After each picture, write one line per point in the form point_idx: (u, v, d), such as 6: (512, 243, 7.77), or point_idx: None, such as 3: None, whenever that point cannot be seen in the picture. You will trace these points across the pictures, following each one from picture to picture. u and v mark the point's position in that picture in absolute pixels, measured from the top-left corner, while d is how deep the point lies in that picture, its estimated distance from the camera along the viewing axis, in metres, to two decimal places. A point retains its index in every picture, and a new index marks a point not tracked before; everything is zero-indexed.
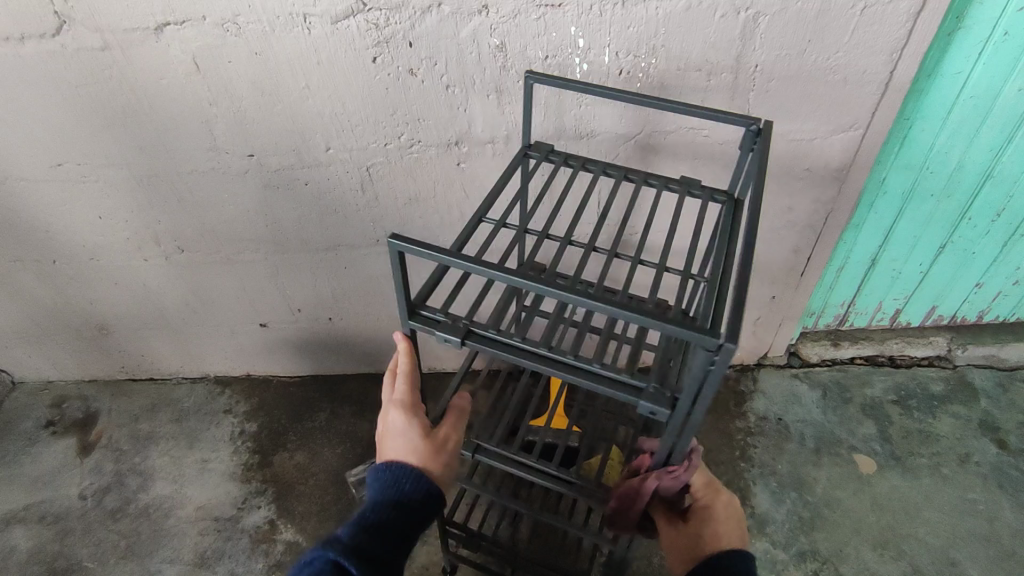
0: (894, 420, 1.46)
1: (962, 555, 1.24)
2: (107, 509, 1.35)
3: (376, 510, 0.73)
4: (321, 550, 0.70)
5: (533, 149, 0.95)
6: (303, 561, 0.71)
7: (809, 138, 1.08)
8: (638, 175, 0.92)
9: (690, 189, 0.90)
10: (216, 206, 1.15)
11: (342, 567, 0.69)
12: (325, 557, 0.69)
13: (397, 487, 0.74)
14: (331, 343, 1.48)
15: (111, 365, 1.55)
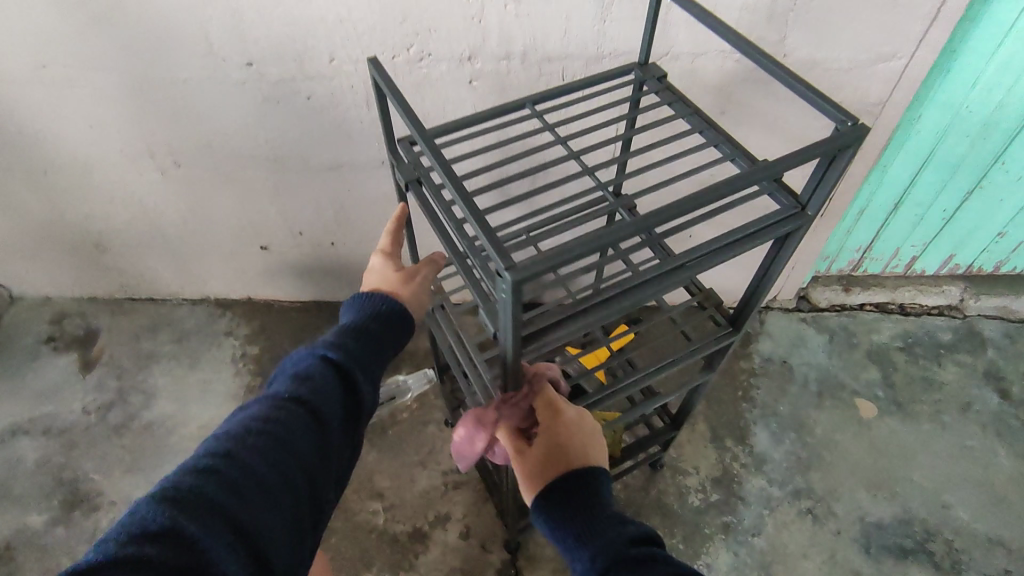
0: (899, 367, 1.45)
1: (954, 498, 1.25)
2: (111, 424, 1.36)
3: (356, 320, 0.78)
4: (309, 350, 0.72)
5: (643, 74, 0.91)
6: (289, 361, 0.72)
7: (847, 67, 1.01)
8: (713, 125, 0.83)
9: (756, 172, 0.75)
10: (213, 118, 1.09)
11: (330, 356, 0.71)
12: (315, 349, 0.71)
13: (374, 306, 0.80)
14: (333, 269, 1.45)
15: (111, 283, 1.53)
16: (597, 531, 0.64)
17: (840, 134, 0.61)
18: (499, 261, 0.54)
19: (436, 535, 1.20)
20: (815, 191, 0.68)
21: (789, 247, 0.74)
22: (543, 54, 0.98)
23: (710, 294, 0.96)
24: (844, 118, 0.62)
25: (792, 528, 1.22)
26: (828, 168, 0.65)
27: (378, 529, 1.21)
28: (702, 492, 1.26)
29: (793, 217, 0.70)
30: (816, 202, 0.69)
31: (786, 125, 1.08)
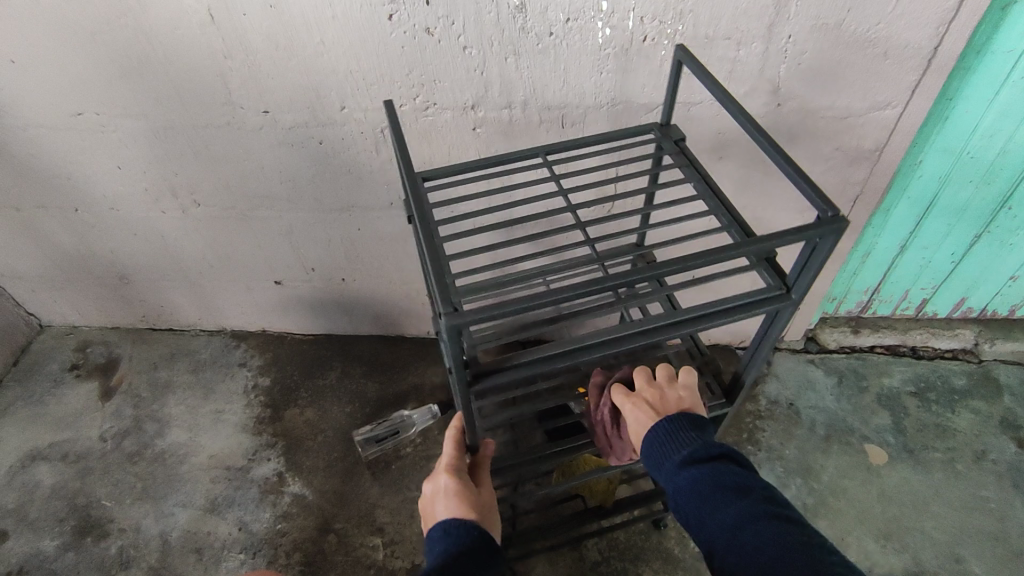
0: (911, 412, 1.42)
1: (968, 552, 1.21)
2: (125, 452, 1.41)
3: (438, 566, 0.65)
4: None
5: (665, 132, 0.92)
6: None
7: (842, 116, 1.03)
8: (714, 190, 0.83)
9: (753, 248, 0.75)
10: (232, 161, 1.15)
11: None
12: None
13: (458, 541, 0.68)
14: (343, 304, 1.49)
15: (133, 314, 1.59)
16: (718, 518, 0.62)
17: (821, 225, 0.62)
18: (441, 306, 0.56)
19: None
20: (801, 275, 0.68)
21: (777, 326, 0.75)
22: (543, 103, 1.02)
23: (710, 361, 0.96)
24: (825, 209, 0.63)
25: None
26: (812, 256, 0.65)
27: (377, 565, 1.21)
28: None
29: (779, 299, 0.70)
30: (800, 287, 0.69)
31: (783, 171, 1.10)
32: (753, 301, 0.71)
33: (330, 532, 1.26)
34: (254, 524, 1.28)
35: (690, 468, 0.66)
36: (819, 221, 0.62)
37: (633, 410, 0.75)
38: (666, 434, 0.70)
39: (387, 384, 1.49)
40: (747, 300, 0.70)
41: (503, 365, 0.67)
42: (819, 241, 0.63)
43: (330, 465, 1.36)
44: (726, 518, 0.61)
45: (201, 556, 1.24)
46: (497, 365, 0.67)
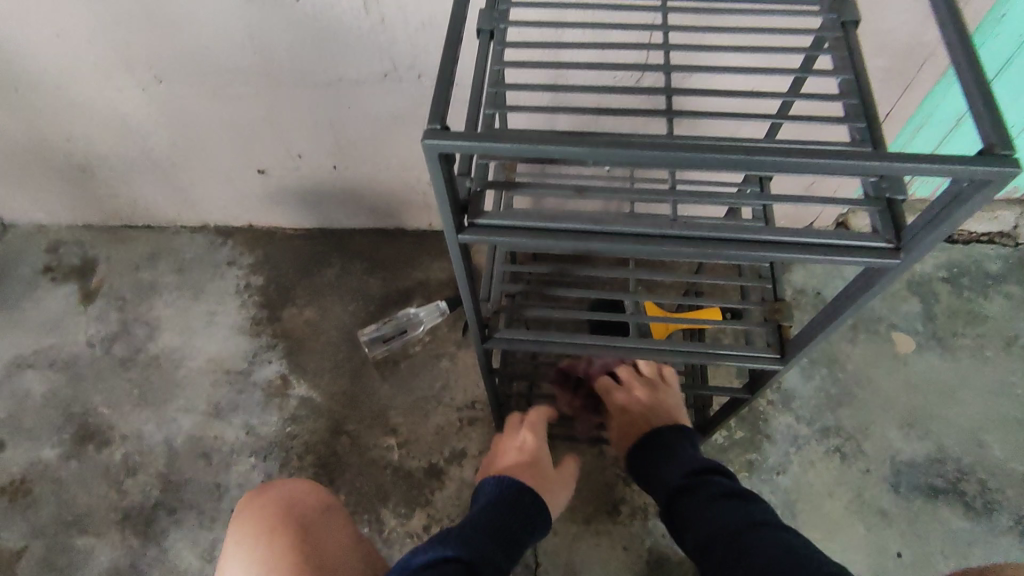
0: (942, 299, 1.35)
1: (991, 436, 1.20)
2: (117, 357, 1.33)
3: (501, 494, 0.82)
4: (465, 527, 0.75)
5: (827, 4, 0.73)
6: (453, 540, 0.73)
7: None
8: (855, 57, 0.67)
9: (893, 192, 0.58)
10: (194, 26, 0.96)
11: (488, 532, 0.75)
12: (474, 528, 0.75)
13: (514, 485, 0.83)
14: (336, 195, 1.35)
15: (104, 209, 1.44)
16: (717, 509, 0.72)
17: (979, 162, 0.45)
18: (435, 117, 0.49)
19: (452, 471, 1.18)
20: (924, 233, 0.52)
21: (870, 292, 0.60)
22: None
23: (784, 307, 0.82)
24: (997, 145, 0.46)
25: (818, 466, 1.18)
26: (948, 208, 0.49)
27: (393, 465, 1.19)
28: (727, 429, 1.21)
29: (883, 254, 0.55)
30: (918, 248, 0.53)
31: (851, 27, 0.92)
32: (857, 246, 0.55)
33: (342, 433, 1.22)
34: (262, 428, 1.24)
35: (687, 474, 0.79)
36: (984, 158, 0.45)
37: (643, 395, 0.93)
38: (668, 449, 0.84)
39: (390, 280, 1.39)
40: (852, 244, 0.55)
41: (510, 227, 0.58)
42: (971, 188, 0.47)
43: (336, 367, 1.29)
44: (716, 508, 0.73)
45: (211, 461, 1.21)
46: (502, 225, 0.58)
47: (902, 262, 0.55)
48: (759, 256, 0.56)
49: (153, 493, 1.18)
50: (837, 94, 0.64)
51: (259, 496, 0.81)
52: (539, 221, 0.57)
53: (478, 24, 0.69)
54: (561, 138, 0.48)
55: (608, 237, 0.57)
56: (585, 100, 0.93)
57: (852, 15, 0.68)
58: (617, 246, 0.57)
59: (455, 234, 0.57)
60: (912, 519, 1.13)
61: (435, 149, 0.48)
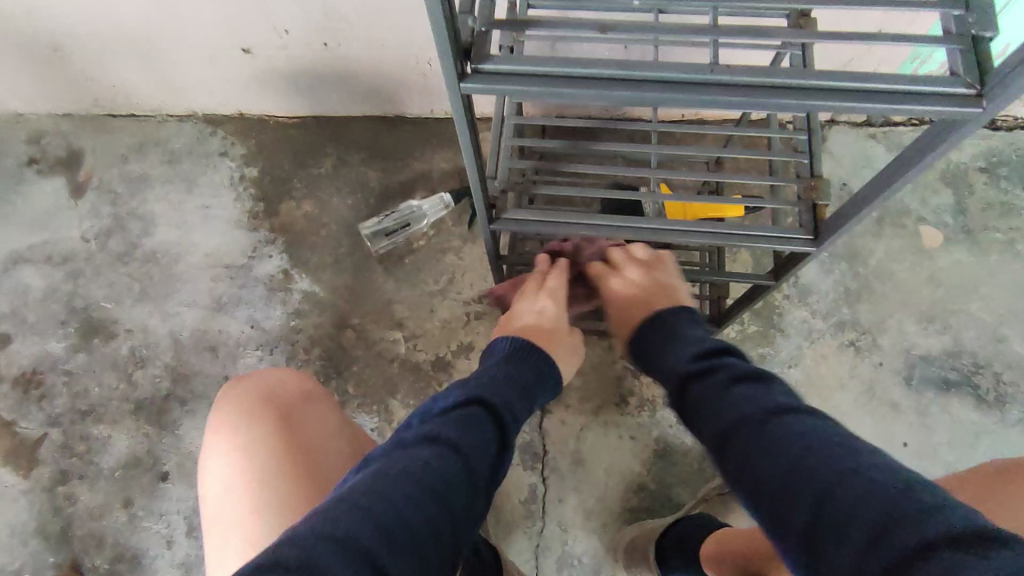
0: (977, 190, 1.27)
1: (1011, 331, 1.17)
2: (114, 252, 1.29)
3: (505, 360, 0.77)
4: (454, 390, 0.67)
5: None
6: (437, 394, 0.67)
7: None
8: None
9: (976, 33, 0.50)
10: None
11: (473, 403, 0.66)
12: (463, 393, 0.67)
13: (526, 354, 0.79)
14: (330, 76, 1.25)
15: (83, 96, 1.34)
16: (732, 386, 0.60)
17: None
18: None
19: (460, 364, 1.17)
20: (1011, 77, 0.44)
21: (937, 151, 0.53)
22: None
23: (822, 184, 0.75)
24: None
25: (831, 360, 1.16)
26: None
27: (400, 359, 1.18)
28: (740, 324, 1.18)
29: (959, 102, 0.48)
30: (1001, 95, 0.46)
31: None
32: (927, 91, 0.48)
33: (348, 327, 1.21)
34: (266, 322, 1.22)
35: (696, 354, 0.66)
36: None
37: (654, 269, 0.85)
38: (671, 327, 0.73)
39: (391, 172, 1.32)
40: (922, 87, 0.48)
41: (522, 73, 0.50)
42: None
43: (338, 261, 1.25)
44: (737, 392, 0.59)
45: (217, 355, 1.21)
46: (513, 71, 0.50)
47: (981, 112, 0.48)
48: (807, 103, 0.49)
49: (163, 385, 1.19)
50: None
51: (243, 383, 0.80)
52: (556, 65, 0.50)
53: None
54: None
55: (636, 84, 0.50)
56: None
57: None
58: (645, 95, 0.49)
59: (458, 81, 0.50)
60: (922, 411, 1.13)
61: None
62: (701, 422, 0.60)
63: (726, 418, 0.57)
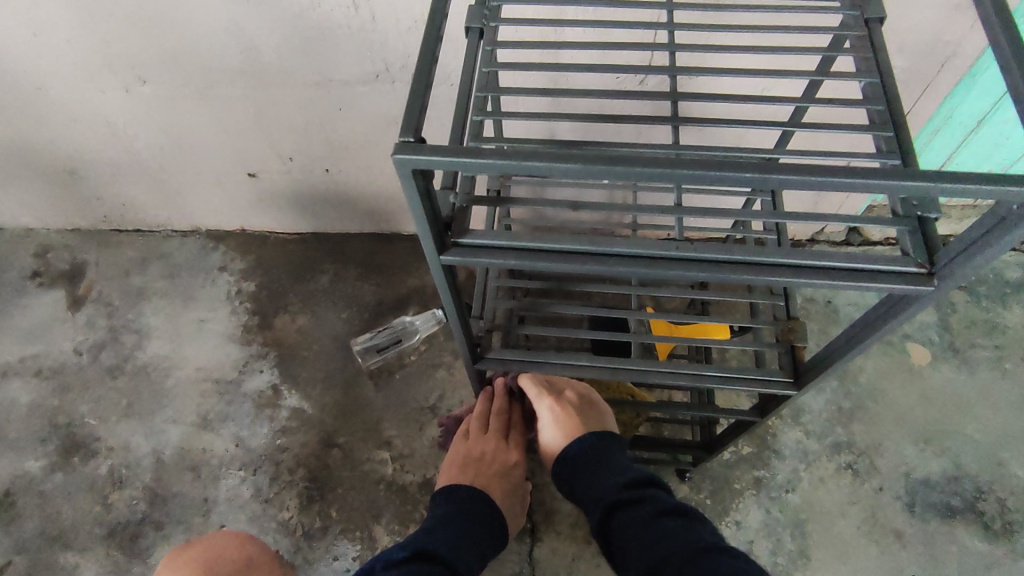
0: (959, 308, 1.29)
1: (1011, 454, 1.15)
2: (104, 365, 1.29)
3: (443, 510, 0.83)
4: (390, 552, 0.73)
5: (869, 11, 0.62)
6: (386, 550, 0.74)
7: None
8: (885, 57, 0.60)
9: (927, 212, 0.54)
10: (180, 25, 0.91)
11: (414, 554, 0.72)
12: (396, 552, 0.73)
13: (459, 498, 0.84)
14: (329, 198, 1.30)
15: (93, 213, 1.40)
16: (665, 533, 0.67)
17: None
18: (411, 135, 0.44)
19: None
20: (960, 262, 0.47)
21: (899, 319, 0.55)
22: None
23: (798, 327, 0.78)
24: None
25: (829, 483, 1.13)
26: (991, 235, 0.44)
27: (386, 480, 1.15)
28: (734, 445, 1.17)
29: (913, 281, 0.51)
30: (953, 279, 0.49)
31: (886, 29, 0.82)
32: (881, 270, 0.51)
33: (334, 446, 1.18)
34: (251, 440, 1.20)
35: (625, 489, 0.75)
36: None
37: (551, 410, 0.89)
38: (601, 454, 0.83)
39: (385, 287, 1.35)
40: (881, 265, 0.51)
41: (499, 246, 0.54)
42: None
43: (328, 377, 1.25)
44: (662, 530, 0.68)
45: (198, 475, 1.17)
46: (490, 245, 0.54)
47: (936, 289, 0.51)
48: (773, 278, 0.52)
49: (138, 508, 1.15)
50: (861, 101, 0.58)
51: (180, 554, 0.78)
52: (529, 240, 0.53)
53: (468, 23, 0.63)
54: (557, 158, 0.43)
55: (607, 258, 0.53)
56: (584, 105, 0.88)
57: (877, 12, 0.61)
58: (618, 269, 0.53)
59: (437, 253, 0.53)
60: (928, 540, 1.08)
61: (409, 165, 0.44)
62: (631, 555, 0.69)
63: (648, 558, 0.66)
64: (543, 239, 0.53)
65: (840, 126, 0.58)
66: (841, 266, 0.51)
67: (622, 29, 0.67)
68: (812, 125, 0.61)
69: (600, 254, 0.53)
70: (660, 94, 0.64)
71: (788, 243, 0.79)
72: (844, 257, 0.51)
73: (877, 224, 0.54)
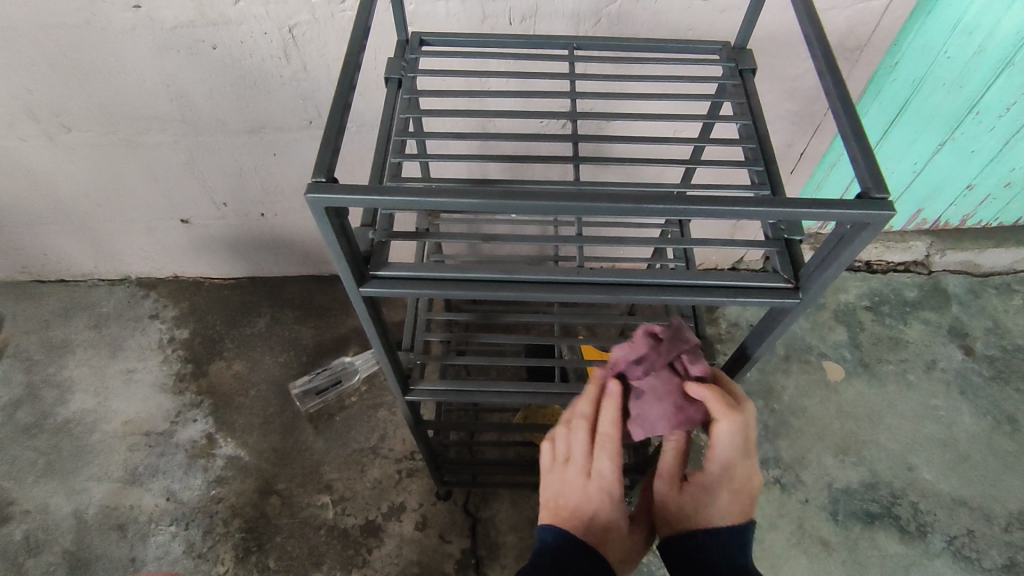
0: (866, 326, 1.40)
1: (920, 460, 1.24)
2: (21, 424, 1.23)
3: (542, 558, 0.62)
4: None
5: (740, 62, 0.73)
6: None
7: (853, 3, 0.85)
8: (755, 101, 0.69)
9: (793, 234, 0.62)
10: (108, 74, 0.92)
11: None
12: None
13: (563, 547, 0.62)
14: (265, 242, 1.31)
15: (11, 265, 1.35)
16: None
17: (861, 210, 0.47)
18: (322, 175, 0.48)
19: (391, 527, 1.12)
20: (819, 274, 0.54)
21: (778, 330, 0.61)
22: None
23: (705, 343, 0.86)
24: (872, 188, 0.48)
25: (760, 498, 1.19)
26: (838, 250, 0.51)
27: (327, 525, 1.12)
28: None
29: (784, 294, 0.57)
30: (816, 290, 0.56)
31: (773, 78, 0.92)
32: (758, 286, 0.57)
33: (273, 494, 1.15)
34: (184, 493, 1.15)
35: None
36: (858, 201, 0.47)
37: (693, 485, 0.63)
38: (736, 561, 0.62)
39: (324, 329, 1.34)
40: (758, 283, 0.57)
41: (414, 278, 0.57)
42: (854, 229, 0.49)
43: (265, 423, 1.23)
44: None
45: (126, 533, 1.12)
46: (407, 277, 0.57)
47: (802, 301, 0.57)
48: (664, 298, 0.57)
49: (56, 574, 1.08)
50: (739, 140, 0.65)
51: None
52: (443, 271, 0.57)
53: (387, 73, 0.68)
54: (459, 195, 0.47)
55: (515, 284, 0.57)
56: (511, 147, 0.94)
57: (748, 64, 0.71)
58: (527, 295, 0.57)
59: (356, 286, 0.56)
60: (852, 547, 1.14)
61: (320, 203, 0.47)
62: None
63: None
64: (456, 269, 0.57)
65: (723, 161, 0.65)
66: (723, 284, 0.57)
67: (535, 78, 0.74)
68: (703, 162, 0.68)
69: (511, 282, 0.57)
70: (568, 136, 0.70)
71: (696, 269, 0.86)
72: (724, 276, 0.57)
73: (753, 246, 0.60)
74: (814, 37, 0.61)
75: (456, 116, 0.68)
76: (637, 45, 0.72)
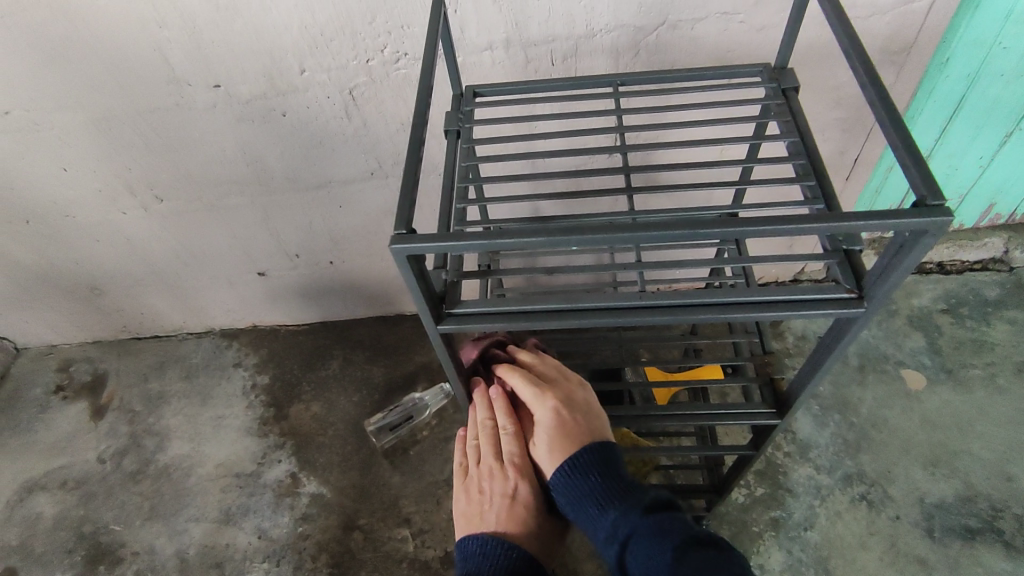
0: (944, 330, 1.34)
1: (1020, 469, 1.16)
2: (126, 471, 1.33)
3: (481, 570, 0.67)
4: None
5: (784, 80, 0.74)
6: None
7: (893, 9, 0.85)
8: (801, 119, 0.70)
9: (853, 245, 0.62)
10: (195, 147, 1.02)
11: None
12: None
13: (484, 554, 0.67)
14: (335, 288, 1.39)
15: (112, 325, 1.48)
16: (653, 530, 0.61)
17: (918, 217, 0.47)
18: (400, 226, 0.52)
19: None
20: (882, 282, 0.54)
21: (845, 341, 0.61)
22: (529, 39, 0.82)
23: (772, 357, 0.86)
24: (928, 195, 0.48)
25: (846, 517, 1.14)
26: (897, 257, 0.52)
27: (409, 557, 1.16)
28: (747, 487, 1.19)
29: (848, 305, 0.57)
30: (879, 298, 0.56)
31: (817, 90, 0.93)
32: (821, 299, 0.58)
33: (355, 529, 1.20)
34: (274, 531, 1.22)
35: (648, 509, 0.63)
36: (917, 209, 0.48)
37: (550, 420, 0.68)
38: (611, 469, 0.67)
39: (393, 366, 1.40)
40: (820, 295, 0.58)
41: (485, 314, 0.61)
42: (913, 237, 0.49)
43: (344, 460, 1.28)
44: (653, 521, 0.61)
45: (224, 570, 1.19)
46: (478, 313, 0.61)
47: (867, 310, 0.57)
48: (726, 317, 0.58)
49: None
50: (788, 158, 0.66)
51: None
52: (512, 305, 0.60)
53: (446, 126, 0.73)
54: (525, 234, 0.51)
55: (580, 313, 0.60)
56: (561, 182, 0.98)
57: (790, 83, 0.73)
58: (591, 323, 0.60)
59: (435, 325, 0.60)
60: (952, 565, 1.08)
61: (403, 252, 0.51)
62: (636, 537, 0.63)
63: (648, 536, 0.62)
64: (524, 302, 0.60)
65: (773, 178, 0.66)
66: (784, 300, 0.58)
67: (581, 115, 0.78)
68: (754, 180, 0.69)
69: (573, 312, 0.60)
70: (618, 167, 0.73)
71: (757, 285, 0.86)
72: (782, 292, 0.58)
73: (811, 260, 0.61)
74: (853, 52, 0.62)
75: (512, 157, 0.71)
76: (678, 75, 0.75)
